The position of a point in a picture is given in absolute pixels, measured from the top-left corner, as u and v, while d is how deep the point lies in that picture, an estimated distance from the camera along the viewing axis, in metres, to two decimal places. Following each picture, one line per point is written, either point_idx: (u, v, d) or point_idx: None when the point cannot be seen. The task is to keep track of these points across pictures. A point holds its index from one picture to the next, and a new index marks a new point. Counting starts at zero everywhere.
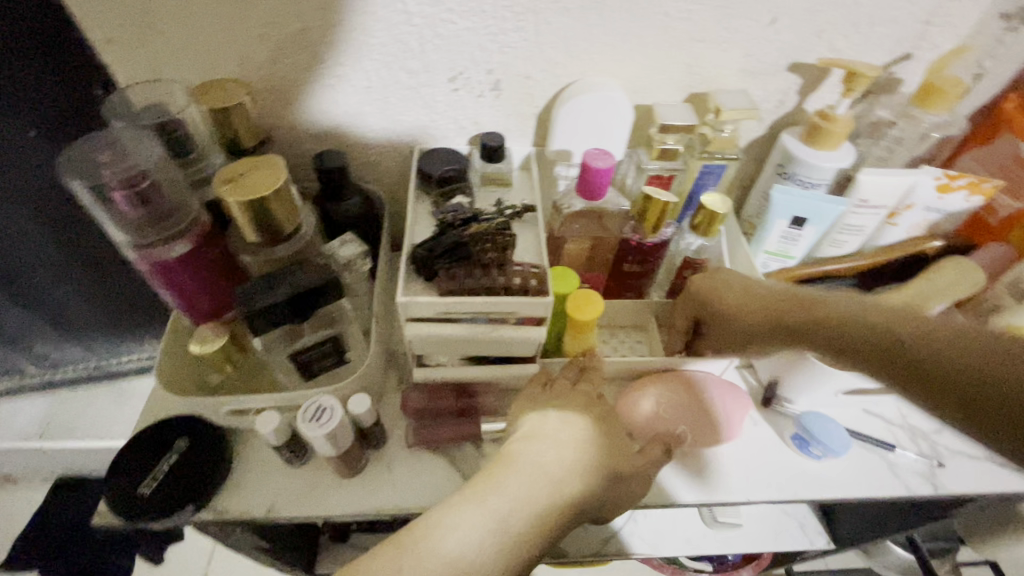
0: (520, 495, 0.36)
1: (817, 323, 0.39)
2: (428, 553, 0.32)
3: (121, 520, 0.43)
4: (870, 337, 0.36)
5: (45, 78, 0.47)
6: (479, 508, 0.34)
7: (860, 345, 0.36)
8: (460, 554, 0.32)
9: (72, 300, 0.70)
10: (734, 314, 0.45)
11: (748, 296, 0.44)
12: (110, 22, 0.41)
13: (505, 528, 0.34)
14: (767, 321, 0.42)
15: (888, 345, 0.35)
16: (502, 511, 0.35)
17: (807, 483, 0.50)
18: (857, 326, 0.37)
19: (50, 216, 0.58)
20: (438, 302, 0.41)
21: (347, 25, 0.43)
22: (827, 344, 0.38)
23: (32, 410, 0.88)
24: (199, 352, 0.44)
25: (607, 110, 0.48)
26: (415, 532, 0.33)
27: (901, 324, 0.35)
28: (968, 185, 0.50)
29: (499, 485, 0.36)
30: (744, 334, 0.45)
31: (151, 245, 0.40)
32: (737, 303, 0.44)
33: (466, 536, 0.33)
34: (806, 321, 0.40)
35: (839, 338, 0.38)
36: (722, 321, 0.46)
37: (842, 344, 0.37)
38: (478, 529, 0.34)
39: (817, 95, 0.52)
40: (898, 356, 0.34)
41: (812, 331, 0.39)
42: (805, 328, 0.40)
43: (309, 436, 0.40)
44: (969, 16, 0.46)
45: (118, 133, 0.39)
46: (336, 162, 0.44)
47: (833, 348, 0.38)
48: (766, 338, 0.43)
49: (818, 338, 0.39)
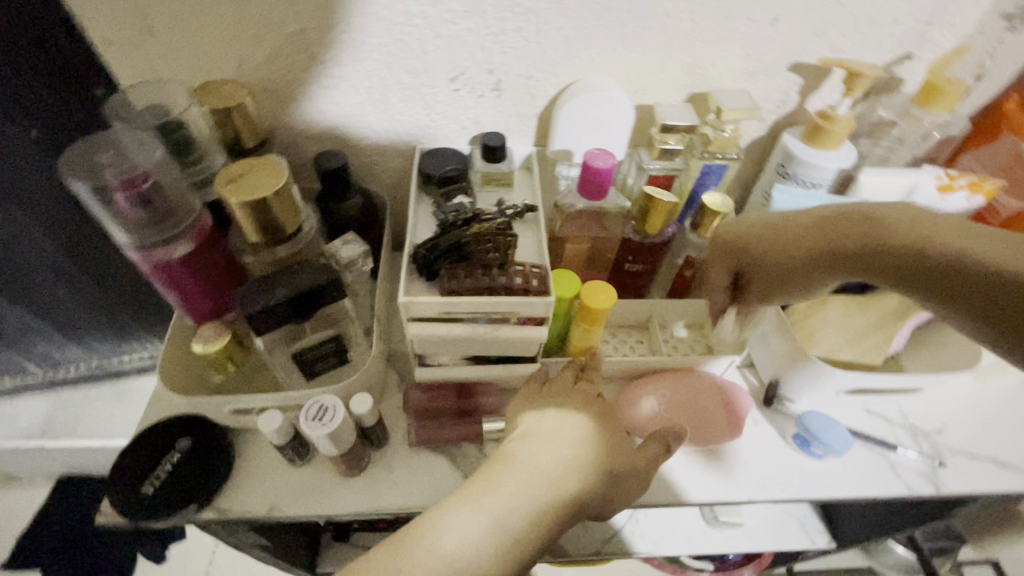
0: (518, 494, 0.36)
1: (862, 241, 0.39)
2: (426, 551, 0.32)
3: (124, 519, 0.43)
4: (909, 251, 0.37)
5: (47, 79, 0.47)
6: (478, 507, 0.35)
7: (925, 267, 0.36)
8: (459, 552, 0.33)
9: (74, 300, 0.70)
10: (773, 251, 0.44)
11: (778, 228, 0.44)
12: (112, 23, 0.41)
13: (504, 527, 0.34)
14: (825, 245, 0.41)
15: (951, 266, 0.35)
16: (501, 509, 0.35)
17: (808, 482, 0.50)
18: (919, 244, 0.37)
19: (52, 216, 0.59)
20: (440, 302, 0.41)
21: (348, 25, 0.43)
22: (903, 264, 0.37)
23: (35, 409, 0.89)
24: (202, 353, 0.44)
25: (607, 110, 0.48)
26: (414, 531, 0.33)
27: (959, 242, 0.35)
28: (970, 185, 0.50)
29: (498, 485, 0.36)
30: (790, 262, 0.43)
31: (153, 246, 0.40)
32: (775, 232, 0.44)
33: (464, 534, 0.33)
34: (854, 245, 0.39)
35: (915, 260, 0.37)
36: (761, 249, 0.45)
37: (890, 265, 0.38)
38: (477, 528, 0.34)
39: (818, 95, 0.52)
40: (948, 274, 0.35)
41: (855, 253, 0.39)
42: (851, 249, 0.40)
43: (311, 435, 0.41)
44: (969, 16, 0.46)
45: (120, 135, 0.40)
46: (338, 163, 0.44)
47: (880, 268, 0.38)
48: (822, 268, 0.41)
49: (847, 254, 0.40)
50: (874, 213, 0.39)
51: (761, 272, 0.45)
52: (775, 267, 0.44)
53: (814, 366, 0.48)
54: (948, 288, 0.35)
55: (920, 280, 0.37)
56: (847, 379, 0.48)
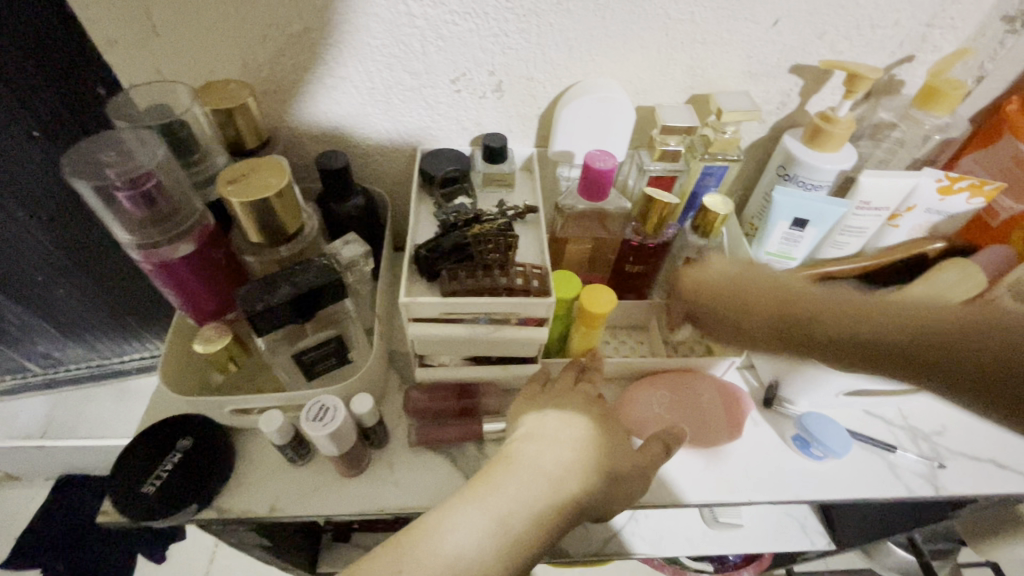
0: (519, 496, 0.36)
1: (829, 322, 0.31)
2: (428, 553, 0.32)
3: (125, 519, 0.43)
4: (904, 348, 0.29)
5: (49, 79, 0.47)
6: (478, 508, 0.35)
7: (873, 346, 0.30)
8: (460, 553, 0.33)
9: (74, 299, 0.70)
10: (735, 318, 0.33)
11: (746, 283, 0.34)
12: (113, 23, 0.41)
13: (505, 528, 0.34)
14: (773, 322, 0.32)
15: (944, 354, 0.28)
16: (502, 511, 0.35)
17: (808, 484, 0.50)
18: (880, 326, 0.30)
19: (52, 216, 0.59)
20: (441, 303, 0.41)
21: (350, 26, 0.43)
22: (858, 348, 0.30)
23: (35, 409, 0.89)
24: (203, 352, 0.44)
25: (608, 111, 0.48)
26: (415, 532, 0.33)
27: (924, 319, 0.29)
28: (970, 187, 0.50)
29: (499, 485, 0.36)
30: (749, 346, 0.33)
31: (156, 246, 0.40)
32: (737, 308, 0.33)
33: (465, 536, 0.33)
34: (848, 334, 0.30)
35: (851, 348, 0.30)
36: (719, 312, 0.34)
37: (853, 351, 0.30)
38: (478, 529, 0.34)
39: (819, 96, 0.52)
40: (946, 361, 0.28)
41: (833, 336, 0.30)
42: (831, 331, 0.30)
43: (312, 436, 0.41)
44: (970, 18, 0.46)
45: (123, 134, 0.40)
46: (339, 163, 0.44)
47: (865, 354, 0.30)
48: (768, 342, 0.32)
49: (838, 342, 0.30)
50: (837, 296, 0.31)
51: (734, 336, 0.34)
52: (784, 335, 0.32)
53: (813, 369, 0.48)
54: (953, 375, 0.28)
55: (833, 353, 0.31)
56: (846, 381, 0.48)
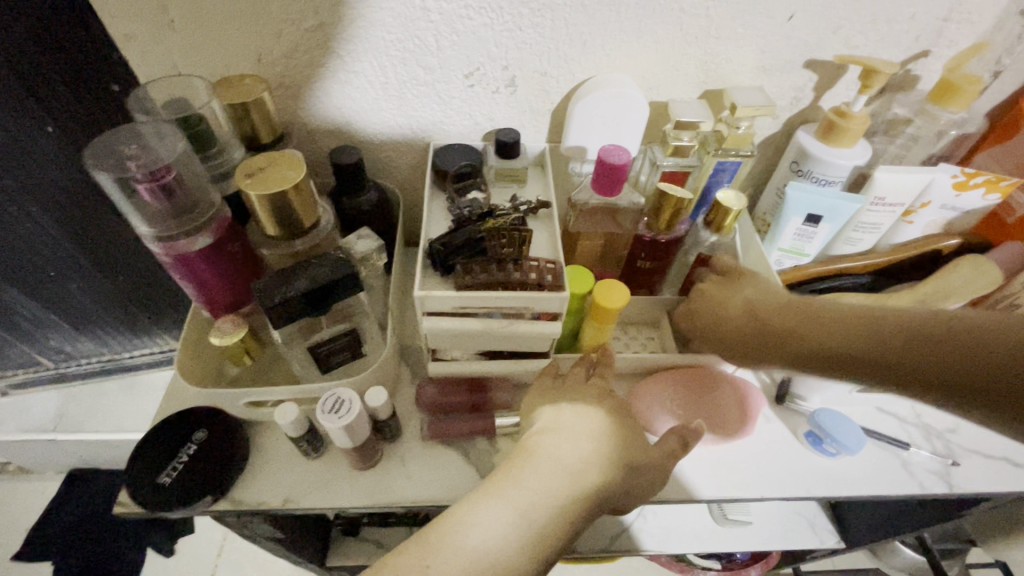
0: (540, 488, 0.36)
1: (800, 342, 0.39)
2: (453, 547, 0.32)
3: (142, 509, 0.43)
4: (869, 358, 0.36)
5: (65, 74, 0.48)
6: (500, 502, 0.35)
7: (843, 356, 0.38)
8: (483, 549, 0.33)
9: (87, 294, 0.71)
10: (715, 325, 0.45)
11: (728, 314, 0.44)
12: (131, 19, 0.41)
13: (528, 521, 0.34)
14: (757, 336, 0.42)
15: (901, 363, 0.35)
16: (524, 503, 0.35)
17: (820, 480, 0.50)
18: (852, 340, 0.37)
19: (67, 210, 0.59)
20: (455, 296, 0.42)
21: (365, 21, 0.43)
22: (834, 358, 0.38)
23: (47, 403, 0.90)
24: (220, 345, 0.44)
25: (622, 106, 0.48)
26: (439, 527, 0.34)
27: (883, 334, 0.36)
28: (986, 183, 0.50)
29: (519, 479, 0.36)
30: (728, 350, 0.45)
31: (174, 238, 0.40)
32: (716, 315, 0.45)
33: (489, 530, 0.33)
34: (810, 344, 0.39)
35: (848, 361, 0.37)
36: (710, 329, 0.45)
37: (829, 360, 0.38)
38: (501, 523, 0.34)
39: (833, 92, 0.52)
40: (898, 367, 0.35)
41: (802, 348, 0.39)
42: (793, 343, 0.40)
43: (327, 428, 0.41)
44: (987, 13, 0.46)
45: (143, 127, 0.40)
46: (353, 158, 0.44)
47: (844, 363, 0.38)
48: (750, 352, 0.43)
49: (815, 354, 0.39)
50: (812, 311, 0.40)
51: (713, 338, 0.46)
52: (742, 346, 0.43)
53: None
54: (904, 379, 0.35)
55: (819, 362, 0.39)
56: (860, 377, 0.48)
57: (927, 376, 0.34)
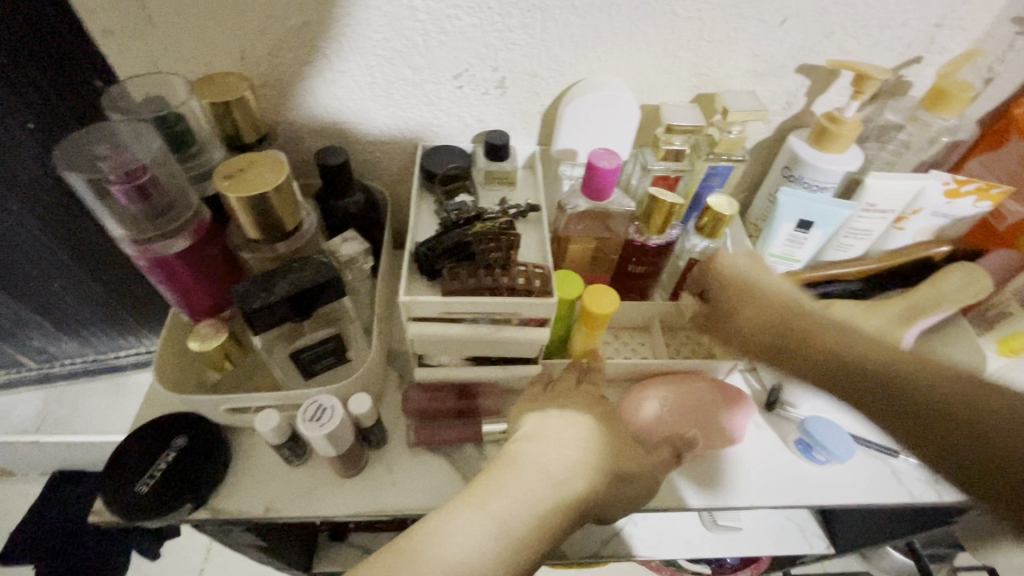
0: (521, 497, 0.35)
1: (832, 359, 0.38)
2: (429, 556, 0.31)
3: (118, 518, 0.42)
4: (880, 377, 0.37)
5: (44, 71, 0.47)
6: (478, 513, 0.34)
7: (872, 380, 0.37)
8: (461, 558, 0.32)
9: (70, 295, 0.70)
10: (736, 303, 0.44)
11: (757, 297, 0.43)
12: (110, 14, 0.40)
13: (507, 531, 0.34)
14: (777, 337, 0.41)
15: (913, 389, 0.36)
16: (502, 513, 0.34)
17: (810, 488, 0.49)
18: (863, 363, 0.37)
19: (47, 209, 0.58)
20: (442, 302, 0.41)
21: (351, 19, 0.42)
22: (853, 394, 0.37)
23: (29, 404, 0.88)
24: (199, 350, 0.43)
25: (612, 109, 0.47)
26: (416, 536, 0.32)
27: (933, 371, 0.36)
28: (976, 190, 0.49)
29: (500, 487, 0.36)
30: (745, 329, 0.43)
31: (150, 240, 0.39)
32: (745, 295, 0.43)
33: (467, 540, 0.32)
34: (839, 360, 0.38)
35: (855, 378, 0.37)
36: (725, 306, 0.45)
37: (848, 380, 0.38)
38: (479, 532, 0.33)
39: (825, 97, 0.52)
40: (915, 409, 0.35)
41: (812, 358, 0.39)
42: (815, 357, 0.39)
43: (308, 435, 0.40)
44: (980, 19, 0.46)
45: (118, 126, 0.39)
46: (339, 159, 0.44)
47: (842, 376, 0.38)
48: (769, 355, 0.42)
49: (838, 374, 0.38)
50: (835, 333, 0.39)
51: (719, 315, 0.45)
52: (777, 350, 0.41)
53: None
54: (919, 421, 0.35)
55: (878, 401, 0.36)
56: None
57: (915, 417, 0.35)
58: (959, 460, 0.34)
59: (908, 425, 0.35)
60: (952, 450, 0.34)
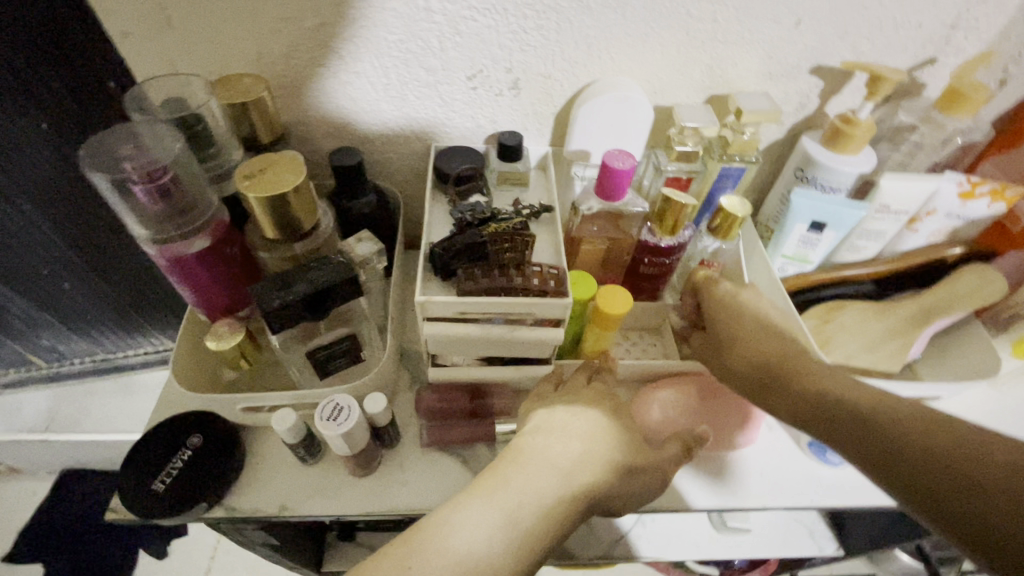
0: (529, 488, 0.35)
1: (814, 397, 0.36)
2: (437, 548, 0.32)
3: (134, 515, 0.43)
4: (858, 418, 0.33)
5: (60, 71, 0.47)
6: (487, 503, 0.34)
7: (852, 420, 0.33)
8: (469, 549, 0.32)
9: (80, 294, 0.70)
10: (726, 334, 0.44)
11: (752, 330, 0.42)
12: (128, 15, 0.41)
13: (515, 522, 0.34)
14: (758, 375, 0.40)
15: (876, 416, 0.32)
16: (510, 504, 0.35)
17: (823, 489, 0.49)
18: (840, 402, 0.34)
19: (59, 209, 0.58)
20: (457, 302, 0.41)
21: (366, 21, 0.43)
22: (823, 430, 0.34)
23: (38, 403, 0.88)
24: (215, 349, 0.44)
25: (625, 111, 0.47)
26: (423, 528, 0.33)
27: (894, 400, 0.33)
28: (990, 193, 0.49)
29: (508, 480, 0.36)
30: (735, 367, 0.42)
31: (170, 240, 0.40)
32: (741, 333, 0.43)
33: (475, 531, 0.33)
34: (818, 399, 0.35)
35: (824, 414, 0.35)
36: (718, 338, 0.45)
37: (820, 419, 0.35)
38: (487, 524, 0.33)
39: (838, 98, 0.51)
40: (891, 448, 0.31)
41: (795, 395, 0.37)
42: (800, 395, 0.37)
43: (324, 434, 0.40)
44: (994, 21, 0.46)
45: (140, 126, 0.39)
46: (355, 160, 0.44)
47: (824, 419, 0.35)
48: (752, 393, 0.40)
49: (822, 414, 0.35)
50: (810, 365, 0.38)
51: (714, 351, 0.45)
52: (760, 387, 0.40)
53: None
54: (887, 459, 0.31)
55: (844, 435, 0.33)
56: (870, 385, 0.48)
57: (897, 458, 0.30)
58: (941, 507, 0.28)
59: (892, 469, 0.30)
60: (928, 495, 0.28)
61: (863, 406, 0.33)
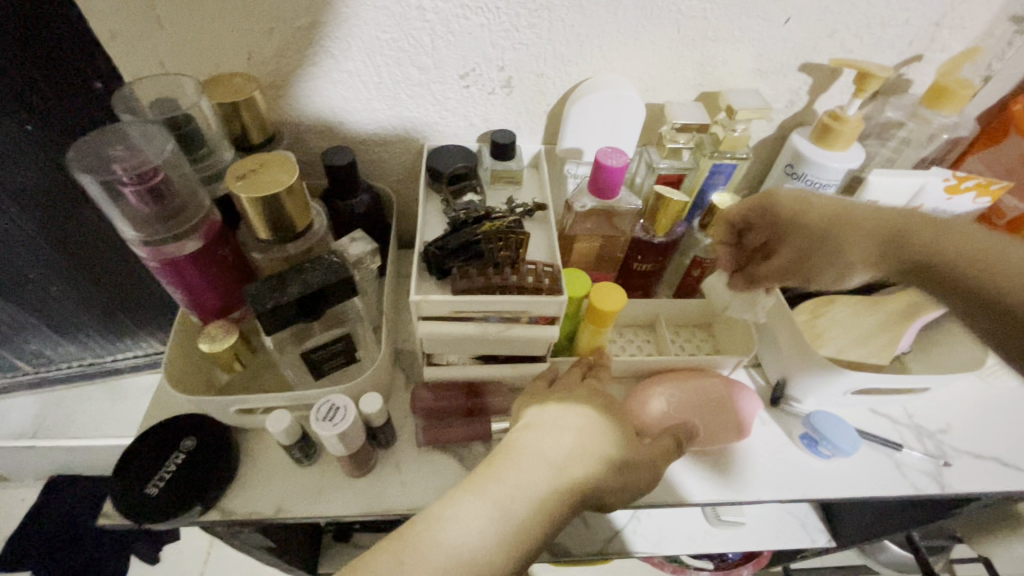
0: (521, 481, 0.36)
1: (927, 241, 0.37)
2: (430, 544, 0.32)
3: (126, 520, 0.42)
4: (961, 258, 0.36)
5: (44, 71, 0.46)
6: (481, 497, 0.34)
7: (967, 284, 0.35)
8: (461, 544, 0.32)
9: (68, 297, 0.69)
10: (813, 220, 0.41)
11: (824, 210, 0.40)
12: (116, 15, 0.40)
13: (508, 515, 0.34)
14: (862, 242, 0.39)
15: (977, 270, 0.35)
16: (503, 498, 0.35)
17: (816, 483, 0.50)
18: (963, 256, 0.36)
19: (45, 211, 0.57)
20: (451, 301, 0.41)
21: (358, 19, 0.42)
22: (897, 246, 0.38)
23: (26, 408, 0.87)
24: (208, 352, 0.43)
25: (618, 109, 0.47)
26: (416, 524, 0.33)
27: (995, 255, 0.35)
28: (976, 187, 0.50)
29: (499, 473, 0.36)
30: (795, 249, 0.42)
31: (161, 242, 0.39)
32: (801, 214, 0.41)
33: (468, 525, 0.33)
34: (925, 252, 0.37)
35: (915, 255, 0.37)
36: (796, 241, 0.42)
37: (932, 260, 0.37)
38: (481, 519, 0.33)
39: (827, 95, 0.52)
40: (967, 279, 0.35)
41: (921, 255, 0.37)
42: (926, 255, 0.37)
43: (320, 435, 0.40)
44: (979, 18, 0.46)
45: (128, 128, 0.39)
46: (346, 159, 0.43)
47: (922, 262, 0.37)
48: (806, 248, 0.41)
49: (941, 273, 0.36)
50: (920, 221, 0.38)
51: (792, 243, 0.42)
52: (817, 236, 0.41)
53: (822, 366, 0.49)
54: (967, 301, 0.36)
55: (937, 267, 0.37)
56: (857, 380, 0.48)
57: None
58: None
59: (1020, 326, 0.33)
60: None
61: (988, 257, 0.35)
